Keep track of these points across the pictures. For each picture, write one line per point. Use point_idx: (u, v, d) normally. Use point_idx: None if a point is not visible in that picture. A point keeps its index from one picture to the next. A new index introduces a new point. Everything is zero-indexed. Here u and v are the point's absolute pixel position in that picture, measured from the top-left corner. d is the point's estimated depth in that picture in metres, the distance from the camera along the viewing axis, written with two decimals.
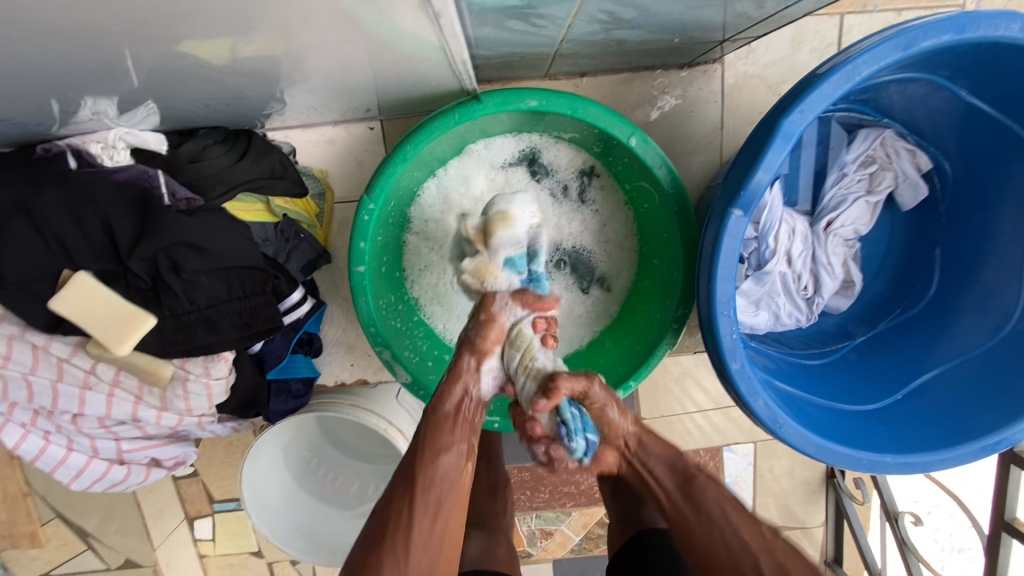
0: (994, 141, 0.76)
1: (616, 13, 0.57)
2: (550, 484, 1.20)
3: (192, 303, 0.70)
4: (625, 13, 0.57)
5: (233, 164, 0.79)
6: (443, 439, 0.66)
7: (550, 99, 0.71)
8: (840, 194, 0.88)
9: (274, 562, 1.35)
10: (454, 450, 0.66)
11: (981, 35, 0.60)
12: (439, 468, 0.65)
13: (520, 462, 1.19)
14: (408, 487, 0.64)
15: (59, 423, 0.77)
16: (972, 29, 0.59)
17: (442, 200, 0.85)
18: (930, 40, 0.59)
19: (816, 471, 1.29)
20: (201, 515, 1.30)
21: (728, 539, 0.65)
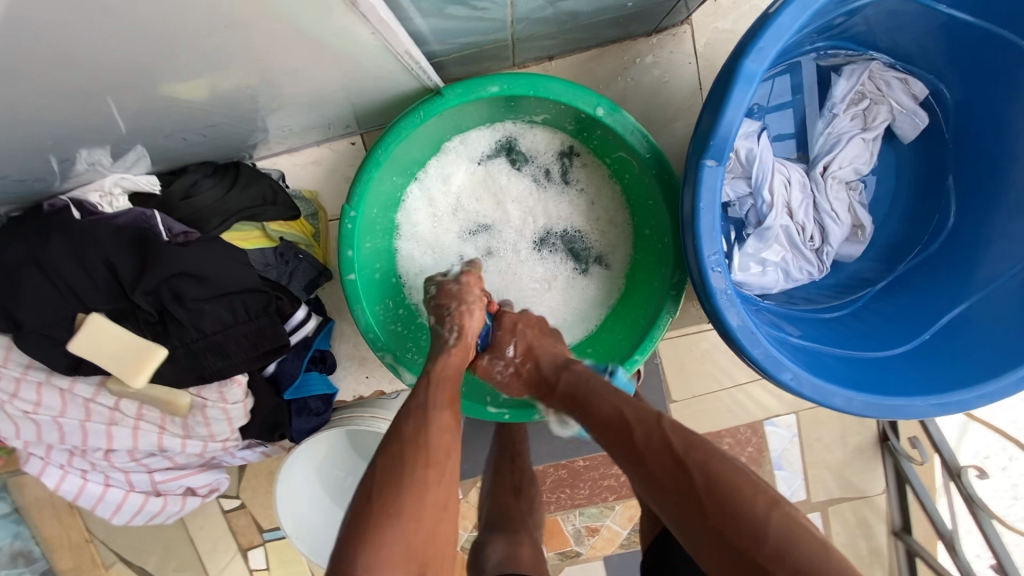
0: (988, 50, 0.73)
1: None
2: (588, 480, 1.21)
3: (199, 330, 0.74)
4: None
5: (223, 195, 0.82)
6: (437, 390, 0.66)
7: (511, 82, 0.70)
8: (834, 134, 0.83)
9: None
10: (449, 400, 0.65)
11: None
12: (441, 416, 0.63)
13: (556, 459, 1.21)
14: (411, 434, 0.60)
15: (93, 460, 0.81)
16: None
17: (426, 202, 0.85)
18: None
19: (869, 435, 1.24)
20: (253, 545, 1.33)
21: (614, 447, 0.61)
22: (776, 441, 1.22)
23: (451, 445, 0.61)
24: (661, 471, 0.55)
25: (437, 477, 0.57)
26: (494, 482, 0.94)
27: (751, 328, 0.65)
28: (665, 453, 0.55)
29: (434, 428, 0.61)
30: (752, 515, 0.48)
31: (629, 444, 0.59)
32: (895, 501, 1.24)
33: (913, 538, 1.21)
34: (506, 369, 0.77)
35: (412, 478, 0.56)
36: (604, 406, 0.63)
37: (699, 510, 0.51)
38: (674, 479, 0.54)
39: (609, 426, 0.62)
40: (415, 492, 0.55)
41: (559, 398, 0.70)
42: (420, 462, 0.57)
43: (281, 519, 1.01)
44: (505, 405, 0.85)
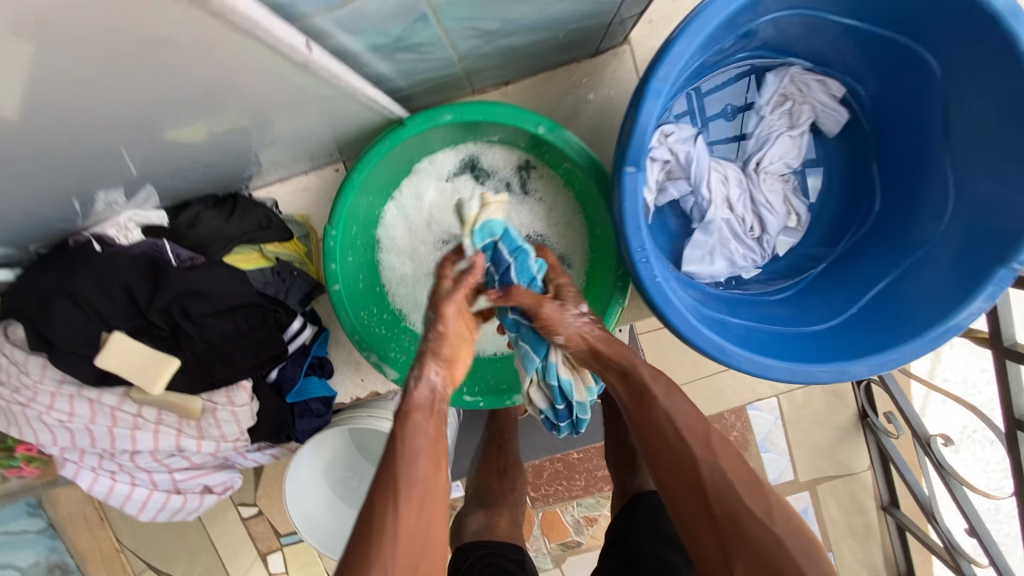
0: (887, 49, 0.81)
1: (480, 28, 0.66)
2: (583, 471, 1.31)
3: (206, 341, 0.85)
4: (486, 26, 0.66)
5: (224, 223, 0.94)
6: (415, 436, 0.62)
7: (462, 110, 0.80)
8: (764, 134, 0.92)
9: None
10: (428, 444, 0.62)
11: None
12: (415, 467, 0.60)
13: (551, 453, 1.30)
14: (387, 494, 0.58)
15: (121, 462, 0.92)
16: None
17: (402, 218, 0.96)
18: None
19: (849, 414, 1.33)
20: (272, 550, 1.43)
21: (679, 441, 0.64)
22: (760, 424, 1.33)
23: (427, 500, 0.59)
24: (735, 480, 0.62)
25: (409, 538, 0.57)
26: (481, 467, 1.03)
27: (683, 311, 0.73)
28: (740, 466, 0.63)
29: (406, 480, 0.59)
30: (801, 530, 0.60)
31: (707, 450, 0.64)
32: (881, 477, 1.33)
33: (900, 512, 1.30)
34: (580, 320, 0.74)
35: (384, 549, 0.55)
36: (683, 406, 0.66)
37: (765, 519, 0.60)
38: (747, 492, 0.62)
39: (688, 426, 0.65)
40: (387, 563, 0.55)
41: (623, 383, 0.70)
42: (388, 531, 0.56)
43: (288, 504, 1.09)
44: (479, 394, 0.93)
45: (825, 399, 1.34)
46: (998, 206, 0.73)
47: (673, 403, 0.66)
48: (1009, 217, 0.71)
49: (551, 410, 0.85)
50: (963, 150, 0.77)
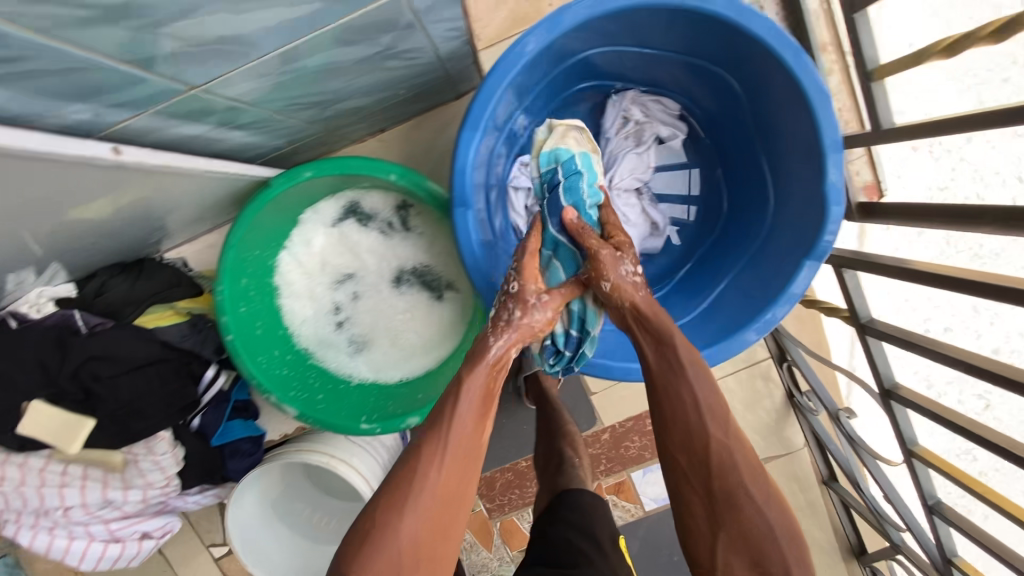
0: (699, 70, 0.90)
1: (308, 101, 0.75)
2: (533, 477, 1.38)
3: (118, 400, 0.93)
4: (314, 99, 0.75)
5: (131, 286, 1.02)
6: (462, 404, 0.68)
7: (320, 167, 0.88)
8: (615, 154, 1.00)
9: None
10: (473, 414, 0.68)
11: (586, 15, 0.75)
12: (457, 432, 0.67)
13: (500, 464, 1.38)
14: (436, 447, 0.65)
15: (56, 518, 0.99)
16: (576, 15, 0.75)
17: (295, 265, 1.03)
18: (549, 30, 0.75)
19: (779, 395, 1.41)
20: None
21: (701, 419, 0.68)
22: None
23: (468, 459, 0.67)
24: (745, 468, 0.66)
25: (440, 491, 0.64)
26: None
27: None
28: (748, 454, 0.67)
29: (452, 441, 0.66)
30: (787, 516, 0.65)
31: (726, 435, 0.67)
32: (818, 453, 1.43)
33: (837, 484, 1.40)
34: (631, 274, 0.78)
35: (419, 498, 0.63)
36: (706, 388, 0.69)
37: (755, 506, 0.64)
38: (751, 478, 0.66)
39: (710, 410, 0.68)
40: (420, 507, 0.63)
41: (651, 351, 0.73)
42: (422, 484, 0.64)
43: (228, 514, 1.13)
44: (377, 420, 0.96)
45: (750, 385, 1.41)
46: (799, 203, 0.81)
47: (698, 382, 0.69)
48: (807, 215, 0.80)
49: (562, 334, 0.87)
50: (773, 152, 0.86)
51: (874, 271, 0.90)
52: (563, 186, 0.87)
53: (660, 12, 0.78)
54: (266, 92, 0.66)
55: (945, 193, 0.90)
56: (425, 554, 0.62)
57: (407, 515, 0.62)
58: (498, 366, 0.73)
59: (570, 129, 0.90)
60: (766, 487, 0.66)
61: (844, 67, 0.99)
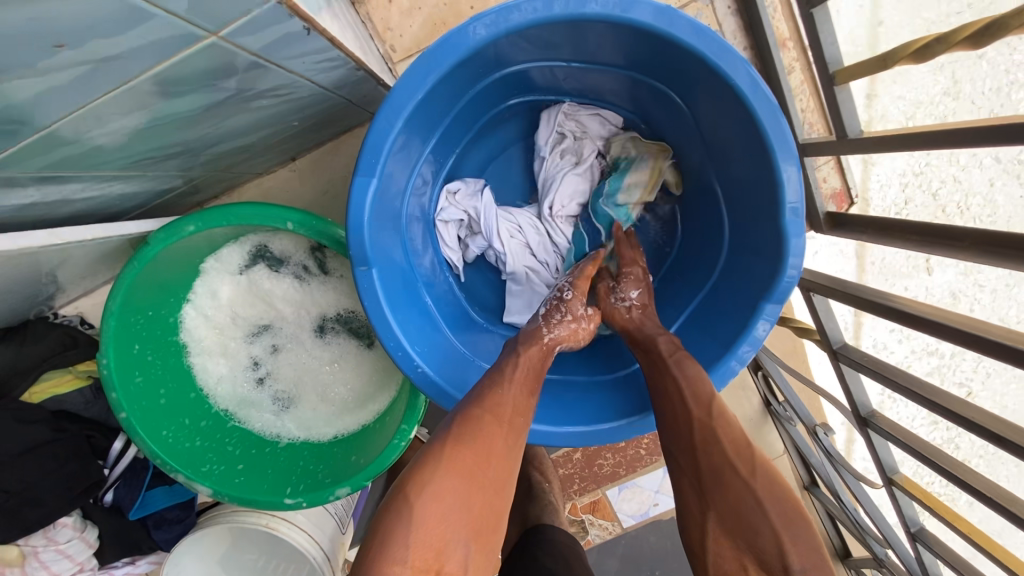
0: (638, 81, 0.78)
1: (163, 152, 0.62)
2: None
3: (6, 490, 0.80)
4: (169, 149, 0.62)
5: (17, 353, 0.90)
6: (516, 367, 0.67)
7: (203, 219, 0.76)
8: (550, 175, 0.89)
9: None
10: (526, 383, 0.67)
11: (484, 34, 0.63)
12: (511, 389, 0.65)
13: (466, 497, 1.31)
14: (495, 396, 0.63)
15: None
16: (471, 35, 0.63)
17: (203, 319, 0.92)
18: (441, 58, 0.64)
19: (753, 405, 1.34)
20: None
21: (694, 392, 0.64)
22: None
23: (523, 421, 0.64)
24: (731, 444, 0.60)
25: (503, 440, 0.60)
26: None
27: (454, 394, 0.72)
28: (739, 429, 0.61)
29: (511, 394, 0.65)
30: (793, 496, 0.57)
31: (712, 410, 0.63)
32: (797, 460, 1.36)
33: (819, 491, 1.34)
34: (621, 301, 0.79)
35: (483, 436, 0.59)
36: (694, 368, 0.67)
37: (747, 478, 0.58)
38: (741, 452, 0.59)
39: (701, 384, 0.66)
40: (488, 444, 0.59)
41: (641, 350, 0.73)
42: (490, 423, 0.60)
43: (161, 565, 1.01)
44: (302, 492, 0.85)
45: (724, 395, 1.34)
46: (755, 235, 0.71)
47: (684, 370, 0.67)
48: (764, 252, 0.69)
49: None
50: (724, 174, 0.75)
51: (866, 307, 0.79)
52: (602, 193, 0.87)
53: (576, 26, 0.66)
54: (95, 155, 0.54)
55: (920, 179, 0.89)
56: (477, 508, 0.56)
57: (469, 448, 0.58)
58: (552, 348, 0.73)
59: (627, 143, 0.86)
60: (769, 466, 0.59)
61: (805, 64, 0.90)
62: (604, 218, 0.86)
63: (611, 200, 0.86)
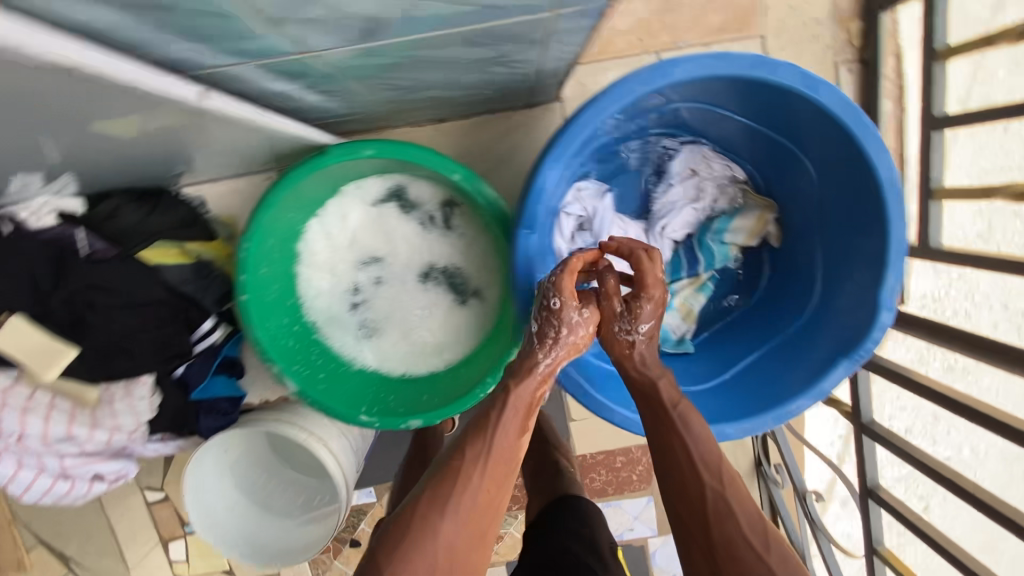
0: (778, 146, 0.90)
1: (394, 83, 0.71)
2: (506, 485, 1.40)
3: (110, 333, 0.87)
4: (400, 82, 0.71)
5: (144, 217, 0.94)
6: (508, 415, 0.73)
7: (383, 147, 0.84)
8: (669, 202, 0.99)
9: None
10: (518, 428, 0.73)
11: (693, 72, 0.74)
12: (502, 439, 0.72)
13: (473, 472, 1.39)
14: (477, 451, 0.71)
15: (8, 444, 0.90)
16: (682, 69, 0.74)
17: (325, 235, 0.99)
18: (652, 78, 0.74)
19: (748, 461, 1.45)
20: (173, 537, 1.53)
21: (700, 460, 0.71)
22: None
23: (506, 472, 0.71)
24: (745, 519, 0.68)
25: (481, 497, 0.69)
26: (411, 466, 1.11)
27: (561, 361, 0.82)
28: (748, 504, 0.69)
29: (496, 449, 0.71)
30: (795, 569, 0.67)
31: (720, 482, 0.70)
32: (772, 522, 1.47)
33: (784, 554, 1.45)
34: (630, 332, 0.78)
35: (456, 500, 0.68)
36: (699, 428, 0.73)
37: (760, 554, 0.67)
38: (751, 527, 0.68)
39: (707, 450, 0.72)
40: (462, 505, 0.68)
41: (646, 401, 0.77)
42: (465, 486, 0.68)
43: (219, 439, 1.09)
44: (377, 414, 0.92)
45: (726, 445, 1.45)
46: (848, 302, 0.83)
47: (694, 434, 0.72)
48: (855, 317, 0.81)
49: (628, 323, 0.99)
50: (829, 243, 0.87)
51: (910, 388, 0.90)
52: (711, 228, 0.97)
53: (761, 87, 0.78)
54: (365, 68, 0.63)
55: None
56: (457, 559, 0.66)
57: (444, 505, 0.67)
58: (541, 391, 0.77)
59: (748, 197, 0.96)
60: (771, 540, 0.68)
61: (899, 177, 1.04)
62: (707, 251, 0.97)
63: (715, 237, 0.97)
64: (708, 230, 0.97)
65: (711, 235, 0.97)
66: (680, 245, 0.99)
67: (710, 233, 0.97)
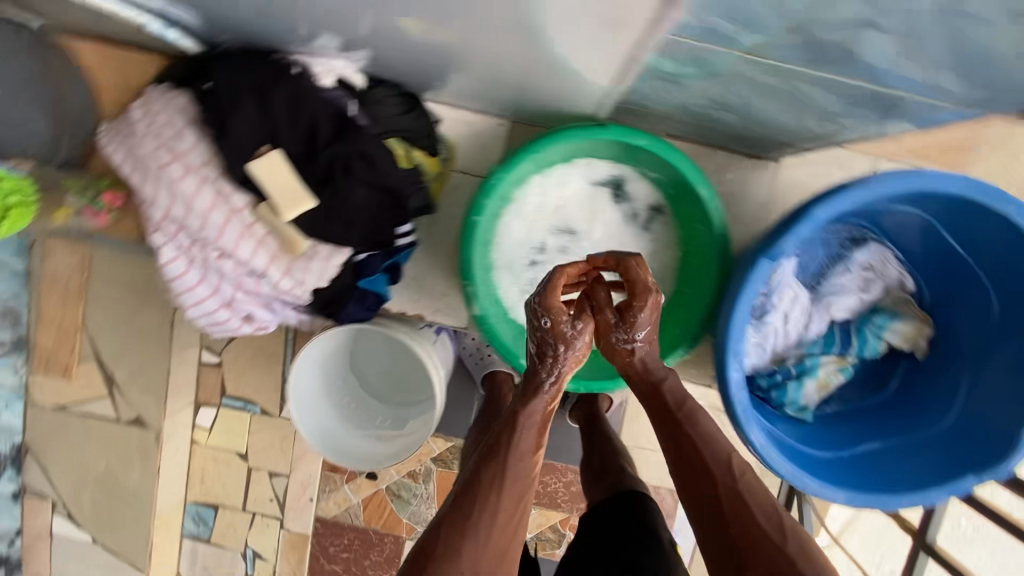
0: (961, 274, 1.01)
1: (725, 100, 0.78)
2: None
3: (348, 200, 0.92)
4: (732, 101, 0.78)
5: (401, 114, 1.01)
6: (522, 439, 0.81)
7: (653, 142, 0.93)
8: (841, 285, 1.07)
9: (254, 467, 1.64)
10: (530, 448, 0.81)
11: (955, 188, 0.84)
12: (518, 464, 0.79)
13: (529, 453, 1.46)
14: (493, 476, 0.78)
15: (207, 259, 0.94)
16: (946, 183, 0.84)
17: (540, 191, 1.06)
18: (921, 180, 0.84)
19: None
20: (207, 403, 1.58)
21: (716, 457, 0.81)
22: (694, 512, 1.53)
23: (519, 492, 0.78)
24: (765, 515, 0.76)
25: (499, 519, 0.75)
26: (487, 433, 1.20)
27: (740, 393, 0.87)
28: (764, 498, 0.78)
29: (512, 475, 0.78)
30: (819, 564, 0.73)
31: (730, 474, 0.80)
32: None
33: None
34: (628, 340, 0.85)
35: (475, 525, 0.74)
36: (707, 426, 0.84)
37: (780, 543, 0.74)
38: (770, 523, 0.75)
39: (712, 448, 0.82)
40: (479, 531, 0.74)
41: (667, 417, 0.86)
42: (484, 513, 0.75)
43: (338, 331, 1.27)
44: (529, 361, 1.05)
45: None
46: (987, 428, 0.92)
47: (698, 431, 0.83)
48: (992, 440, 0.90)
49: (771, 374, 1.07)
50: (978, 370, 0.97)
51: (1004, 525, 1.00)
52: (875, 323, 1.06)
53: (997, 221, 0.87)
54: (740, 81, 0.70)
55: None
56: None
57: (467, 526, 0.74)
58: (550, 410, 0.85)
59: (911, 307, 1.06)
60: (788, 531, 0.75)
61: None
62: (865, 339, 1.06)
63: (875, 330, 1.06)
64: (871, 323, 1.06)
65: (874, 328, 1.06)
66: (839, 326, 1.08)
67: (874, 327, 1.06)
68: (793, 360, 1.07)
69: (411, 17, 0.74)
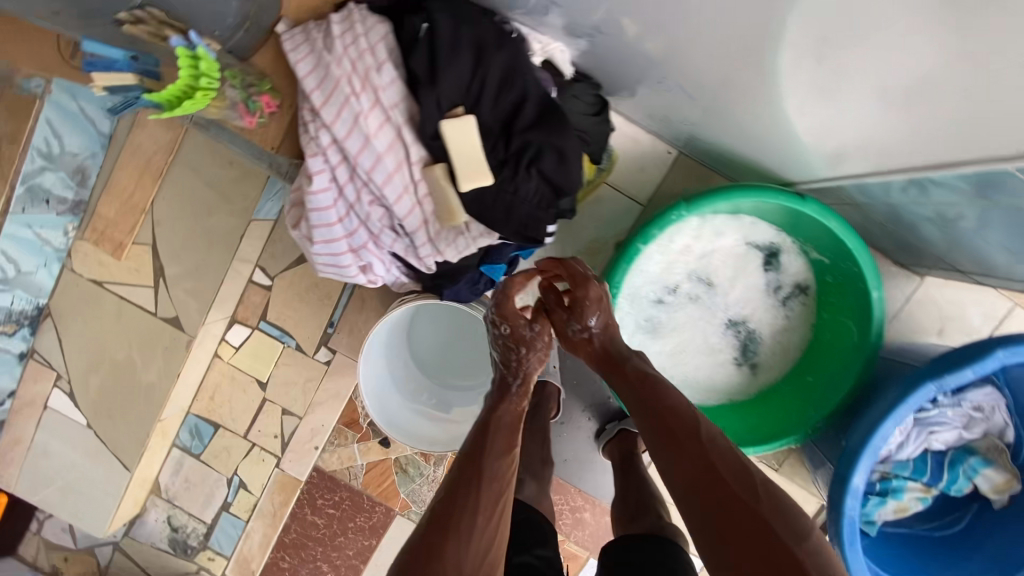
0: None
1: (957, 217, 0.76)
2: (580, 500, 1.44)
3: (523, 187, 0.87)
4: (962, 220, 0.76)
5: (590, 116, 0.97)
6: (497, 440, 0.82)
7: (846, 231, 0.90)
8: (947, 417, 1.04)
9: (268, 400, 1.52)
10: (506, 446, 0.82)
11: None
12: (497, 461, 0.79)
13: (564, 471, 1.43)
14: (477, 474, 0.77)
15: (359, 201, 0.88)
16: None
17: (695, 235, 1.01)
18: None
19: None
20: (244, 322, 1.49)
21: (689, 417, 0.74)
22: None
23: (500, 489, 0.77)
24: (727, 469, 0.69)
25: (483, 517, 0.73)
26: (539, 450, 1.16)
27: (855, 513, 0.87)
28: (731, 456, 0.70)
29: (492, 472, 0.78)
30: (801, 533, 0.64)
31: (701, 440, 0.71)
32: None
33: None
34: (584, 331, 0.89)
35: (460, 522, 0.71)
36: (671, 397, 0.77)
37: (754, 505, 0.65)
38: (737, 482, 0.67)
39: (678, 414, 0.75)
40: (467, 532, 0.71)
41: (638, 395, 0.80)
42: (467, 511, 0.73)
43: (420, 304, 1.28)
44: None
45: None
46: None
47: (667, 397, 0.77)
48: None
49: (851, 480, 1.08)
50: None
51: None
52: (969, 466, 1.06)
53: None
54: (1005, 209, 0.68)
55: None
56: None
57: (456, 525, 0.71)
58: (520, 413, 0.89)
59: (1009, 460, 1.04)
60: (747, 486, 0.67)
61: None
62: (954, 477, 1.06)
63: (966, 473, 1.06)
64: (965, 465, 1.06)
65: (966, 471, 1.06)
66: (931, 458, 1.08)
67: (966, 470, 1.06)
68: (878, 474, 1.07)
69: (692, 33, 0.69)
